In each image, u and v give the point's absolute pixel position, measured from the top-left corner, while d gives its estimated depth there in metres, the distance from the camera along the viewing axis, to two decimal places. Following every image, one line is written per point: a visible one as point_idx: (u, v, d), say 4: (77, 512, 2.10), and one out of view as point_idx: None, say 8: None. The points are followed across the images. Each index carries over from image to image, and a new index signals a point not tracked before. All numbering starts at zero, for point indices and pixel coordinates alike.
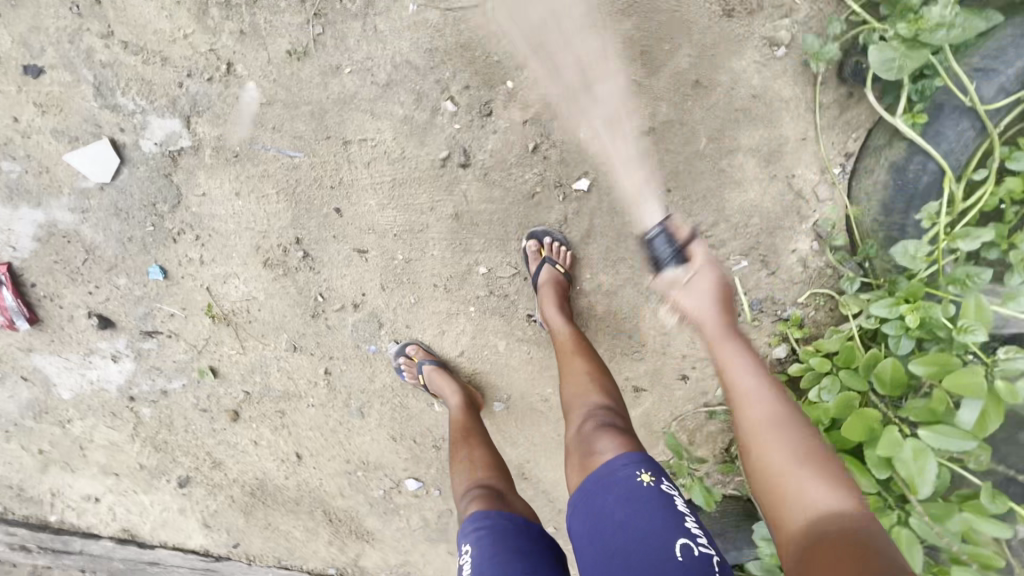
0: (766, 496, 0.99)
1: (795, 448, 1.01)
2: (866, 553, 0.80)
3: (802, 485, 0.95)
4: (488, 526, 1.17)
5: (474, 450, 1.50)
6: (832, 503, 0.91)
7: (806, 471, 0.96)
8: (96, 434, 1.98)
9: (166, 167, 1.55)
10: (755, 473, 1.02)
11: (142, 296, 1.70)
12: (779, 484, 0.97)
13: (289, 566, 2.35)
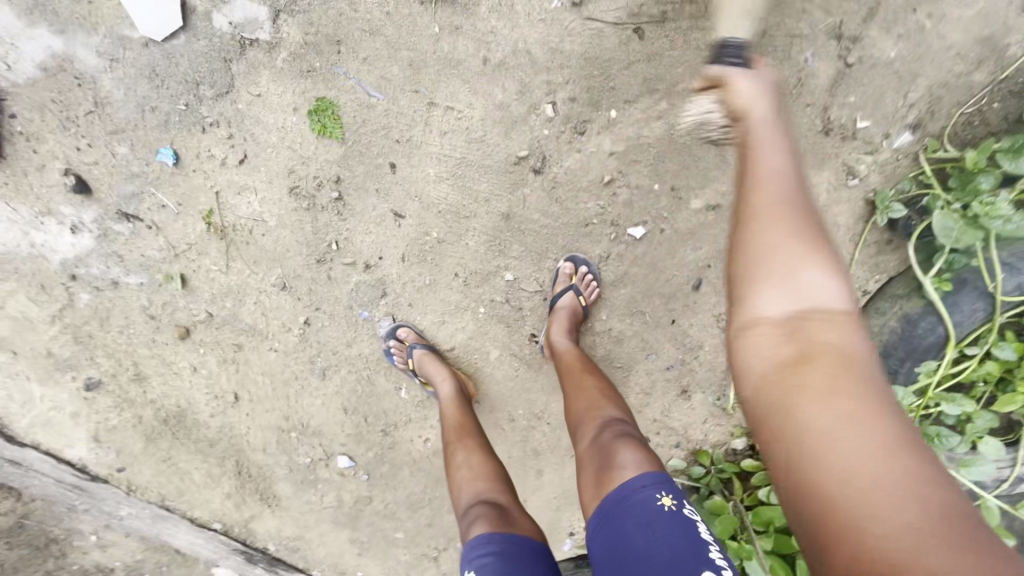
0: (752, 262, 0.84)
1: (794, 230, 0.84)
2: (842, 372, 0.70)
3: (790, 260, 0.81)
4: (492, 551, 1.13)
5: (471, 454, 1.46)
6: (821, 292, 0.79)
7: (802, 264, 0.81)
8: (8, 303, 1.68)
9: (228, 52, 1.40)
10: (749, 210, 0.88)
11: (138, 175, 1.49)
12: (773, 255, 0.82)
13: (173, 507, 2.13)
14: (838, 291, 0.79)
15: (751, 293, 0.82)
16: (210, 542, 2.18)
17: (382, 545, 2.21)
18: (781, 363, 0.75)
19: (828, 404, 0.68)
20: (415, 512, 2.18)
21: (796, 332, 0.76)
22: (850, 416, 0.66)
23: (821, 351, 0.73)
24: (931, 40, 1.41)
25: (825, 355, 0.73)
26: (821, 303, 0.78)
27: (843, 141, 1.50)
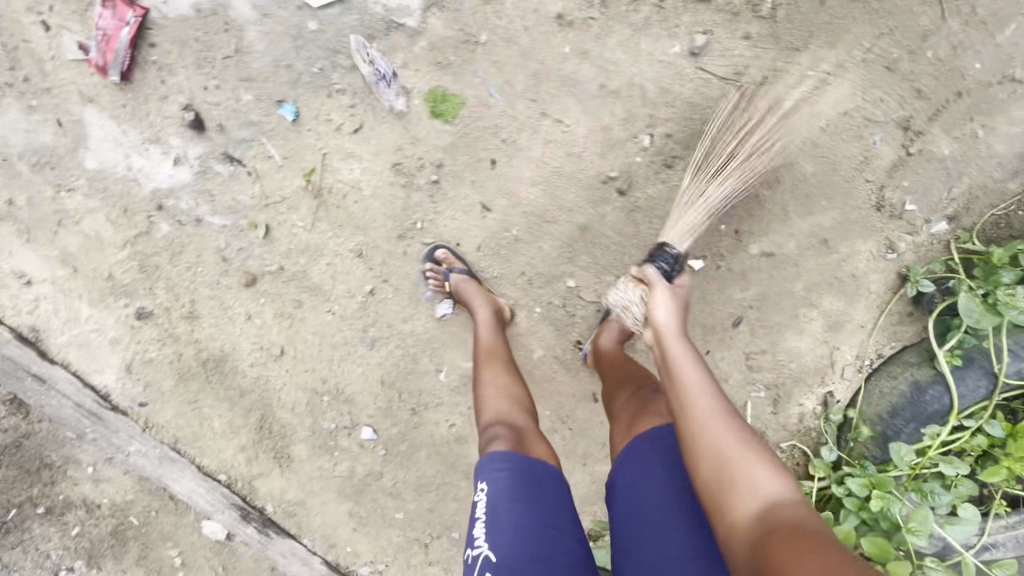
0: (713, 462, 0.98)
1: (729, 426, 1.01)
2: (808, 540, 0.82)
3: (744, 465, 0.96)
4: (510, 469, 1.23)
5: (501, 378, 1.50)
6: (771, 487, 0.93)
7: (756, 468, 0.95)
8: (84, 219, 1.70)
9: (374, 30, 1.52)
10: (685, 418, 1.04)
11: (255, 123, 1.57)
12: (725, 454, 0.98)
13: (184, 450, 2.13)
14: (777, 470, 0.96)
15: (720, 494, 0.95)
16: (206, 494, 2.18)
17: (380, 523, 2.24)
18: (761, 548, 0.86)
19: (801, 559, 0.79)
20: (420, 496, 2.22)
21: (762, 516, 0.90)
22: (821, 566, 0.77)
23: (784, 526, 0.86)
24: (983, 146, 1.61)
25: (788, 526, 0.86)
26: (769, 488, 0.93)
27: (890, 218, 1.70)
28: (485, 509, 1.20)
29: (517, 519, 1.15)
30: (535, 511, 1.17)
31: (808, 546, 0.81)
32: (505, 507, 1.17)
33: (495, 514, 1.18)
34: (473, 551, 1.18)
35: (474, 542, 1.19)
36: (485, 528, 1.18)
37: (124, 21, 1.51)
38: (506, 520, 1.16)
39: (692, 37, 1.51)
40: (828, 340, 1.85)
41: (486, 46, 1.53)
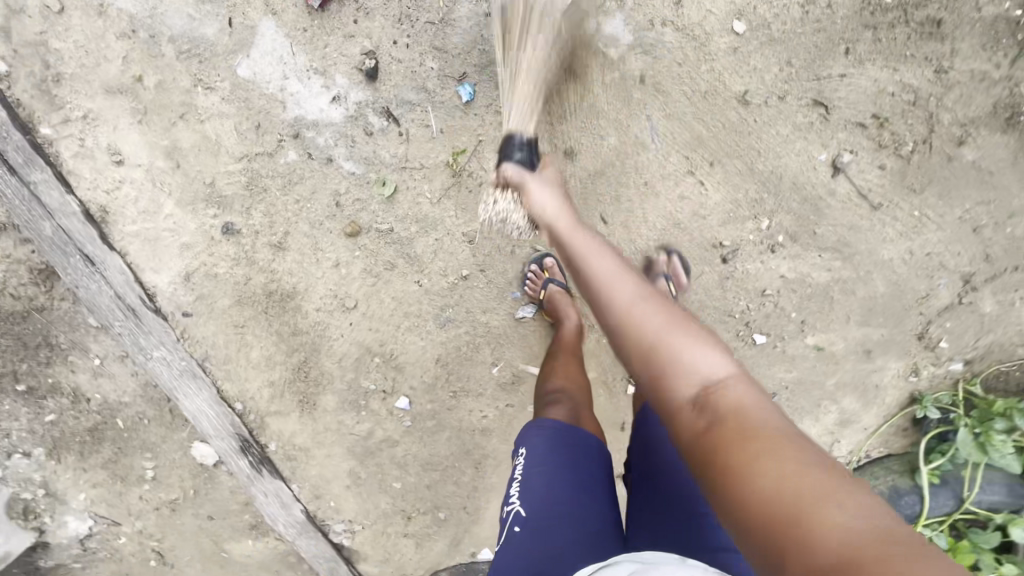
0: (642, 354, 0.91)
1: (653, 306, 0.95)
2: (753, 432, 0.74)
3: (679, 347, 0.88)
4: (549, 432, 1.26)
5: (570, 362, 1.60)
6: (708, 363, 0.86)
7: (680, 340, 0.89)
8: (210, 122, 1.66)
9: (578, 49, 1.54)
10: (609, 305, 0.98)
11: (427, 90, 1.60)
12: (654, 344, 0.90)
13: (209, 371, 2.06)
14: (714, 345, 0.89)
15: (652, 376, 0.89)
16: (215, 420, 2.10)
17: (376, 487, 2.36)
18: (693, 426, 0.81)
19: (751, 451, 0.72)
20: (422, 472, 2.32)
21: (696, 392, 0.84)
22: (784, 457, 0.70)
23: (728, 409, 0.79)
24: (1015, 314, 1.86)
25: (721, 407, 0.80)
26: (700, 361, 0.86)
27: (925, 348, 1.90)
28: (520, 471, 1.22)
29: (549, 478, 1.18)
30: (567, 473, 1.19)
31: (735, 429, 0.76)
32: (539, 469, 1.19)
33: (530, 476, 1.20)
34: (507, 509, 1.21)
35: (508, 501, 1.22)
36: (519, 488, 1.20)
37: None
38: (540, 480, 1.18)
39: (839, 152, 1.63)
40: (832, 434, 2.00)
41: (665, 93, 1.58)
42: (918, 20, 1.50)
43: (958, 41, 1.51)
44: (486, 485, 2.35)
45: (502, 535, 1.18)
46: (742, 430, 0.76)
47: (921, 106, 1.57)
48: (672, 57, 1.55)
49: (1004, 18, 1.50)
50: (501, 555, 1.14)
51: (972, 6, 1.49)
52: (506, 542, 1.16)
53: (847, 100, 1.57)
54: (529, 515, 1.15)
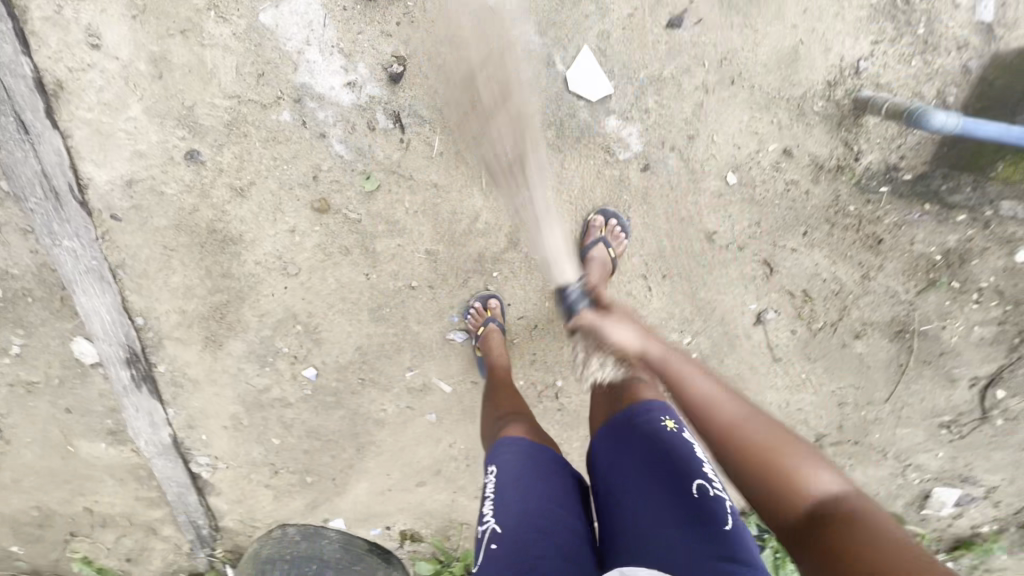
0: (755, 471, 1.02)
1: (759, 422, 1.09)
2: (858, 540, 0.84)
3: (796, 467, 1.00)
4: (521, 450, 1.33)
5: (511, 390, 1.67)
6: (822, 483, 0.96)
7: (796, 460, 1.01)
8: (211, 50, 1.56)
9: (593, 139, 1.60)
10: (728, 421, 1.10)
11: (439, 112, 1.60)
12: (781, 448, 1.03)
13: (120, 279, 1.98)
14: (827, 464, 1.00)
15: (755, 471, 1.02)
16: (109, 325, 2.06)
17: (253, 438, 2.39)
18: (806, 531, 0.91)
19: (865, 552, 0.81)
20: (304, 438, 2.37)
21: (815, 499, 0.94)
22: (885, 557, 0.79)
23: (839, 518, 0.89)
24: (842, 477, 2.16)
25: (829, 519, 0.90)
26: (818, 477, 0.97)
27: None
28: (493, 487, 1.27)
29: (523, 492, 1.22)
30: (539, 485, 1.25)
31: (858, 532, 0.85)
32: (514, 482, 1.25)
33: (502, 490, 1.25)
34: (482, 528, 1.22)
35: (482, 520, 1.24)
36: (494, 504, 1.24)
37: None
38: (513, 493, 1.23)
39: (767, 307, 1.85)
40: None
41: (650, 205, 1.70)
42: (867, 232, 1.70)
43: (887, 260, 1.75)
44: (361, 467, 2.45)
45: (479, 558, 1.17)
46: (863, 533, 0.85)
47: (840, 297, 1.82)
48: (666, 177, 1.64)
49: (927, 258, 1.74)
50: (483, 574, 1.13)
51: (909, 240, 1.71)
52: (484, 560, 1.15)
53: (790, 270, 1.78)
54: (505, 527, 1.18)
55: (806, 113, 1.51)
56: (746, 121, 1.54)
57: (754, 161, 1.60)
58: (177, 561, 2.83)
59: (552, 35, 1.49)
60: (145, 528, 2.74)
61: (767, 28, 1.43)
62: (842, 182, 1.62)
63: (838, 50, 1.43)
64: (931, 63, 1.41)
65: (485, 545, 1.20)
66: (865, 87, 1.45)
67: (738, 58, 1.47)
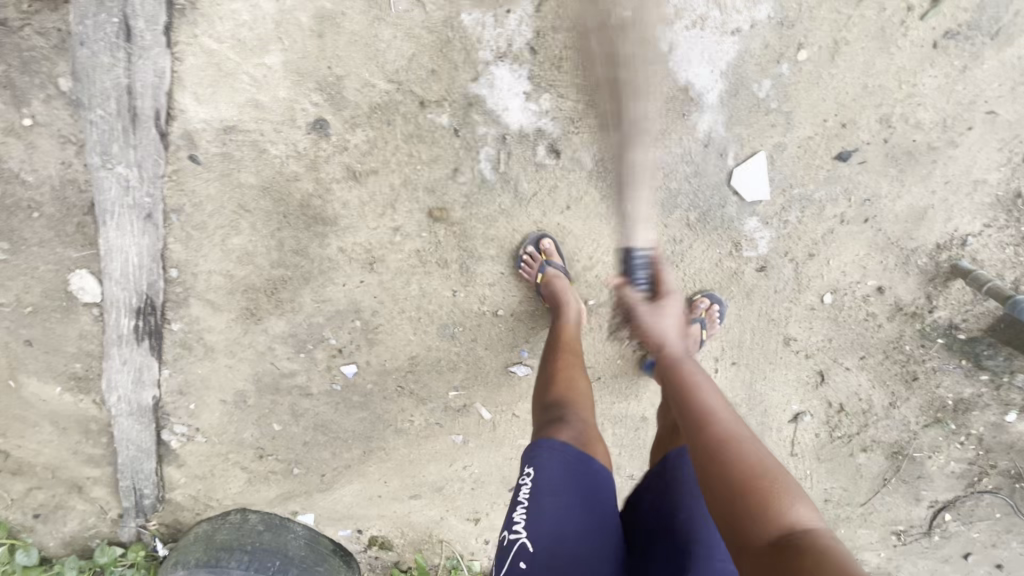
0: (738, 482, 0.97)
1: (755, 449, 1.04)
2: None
3: (791, 497, 0.94)
4: (564, 464, 1.21)
5: (574, 370, 1.47)
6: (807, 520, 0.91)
7: (791, 493, 0.95)
8: (390, 29, 1.47)
9: (730, 231, 1.66)
10: (721, 447, 1.04)
11: (599, 165, 1.58)
12: (762, 478, 0.97)
13: (169, 224, 1.70)
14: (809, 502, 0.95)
15: (740, 485, 0.97)
16: (132, 268, 1.77)
17: (251, 419, 2.12)
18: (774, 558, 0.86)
19: None
20: (309, 430, 2.15)
21: (786, 532, 0.89)
22: None
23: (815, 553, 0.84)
24: None
25: (805, 552, 0.84)
26: (795, 511, 0.92)
27: None
28: (529, 496, 1.19)
29: (561, 518, 1.16)
30: (579, 510, 1.18)
31: (812, 569, 0.81)
32: (552, 501, 1.17)
33: (539, 504, 1.17)
34: (510, 536, 1.18)
35: (512, 527, 1.19)
36: (526, 515, 1.18)
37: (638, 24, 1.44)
38: (551, 513, 1.16)
39: (809, 412, 2.00)
40: None
41: (750, 300, 1.77)
42: (912, 371, 1.91)
43: (916, 396, 1.97)
44: (360, 469, 2.25)
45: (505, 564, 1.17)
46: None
47: (870, 417, 2.02)
48: (776, 282, 1.74)
49: (941, 399, 1.96)
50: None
51: (937, 383, 1.93)
52: (508, 573, 1.16)
53: (839, 386, 1.95)
54: (535, 548, 1.14)
55: (910, 263, 1.69)
56: (861, 255, 1.69)
57: (853, 289, 1.75)
58: (95, 527, 2.23)
59: (733, 129, 1.54)
60: (66, 484, 2.16)
61: (912, 185, 1.58)
62: (910, 325, 1.81)
63: (956, 222, 1.62)
64: (1020, 255, 1.63)
65: (511, 556, 1.17)
66: (965, 257, 1.65)
67: (879, 203, 1.61)
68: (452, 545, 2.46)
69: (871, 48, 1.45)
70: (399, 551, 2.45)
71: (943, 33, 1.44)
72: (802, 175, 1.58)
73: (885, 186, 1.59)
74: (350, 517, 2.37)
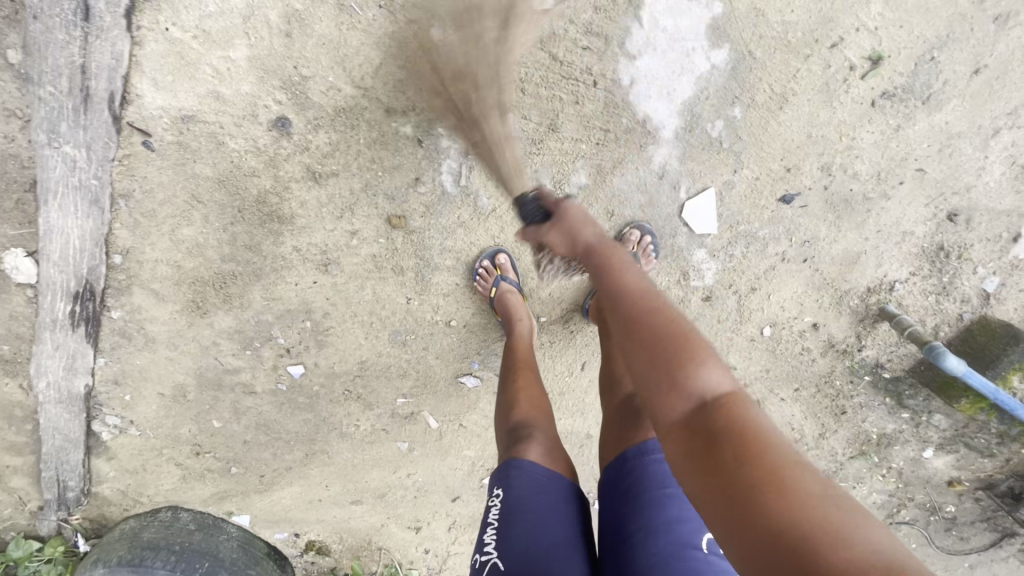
0: (651, 357, 0.89)
1: (663, 315, 0.94)
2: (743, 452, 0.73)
3: (701, 360, 0.85)
4: (530, 481, 1.25)
5: (533, 387, 1.51)
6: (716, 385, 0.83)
7: (699, 351, 0.87)
8: (359, 35, 1.47)
9: (678, 260, 1.73)
10: (633, 322, 0.96)
11: (558, 186, 1.63)
12: (673, 353, 0.86)
13: (116, 210, 1.66)
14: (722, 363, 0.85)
15: (651, 359, 0.89)
16: (73, 251, 1.70)
17: (189, 414, 2.06)
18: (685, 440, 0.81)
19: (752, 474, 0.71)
20: (250, 429, 2.10)
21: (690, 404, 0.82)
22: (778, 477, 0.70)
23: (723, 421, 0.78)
24: None
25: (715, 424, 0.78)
26: (704, 376, 0.83)
27: None
28: (498, 516, 1.22)
29: (529, 532, 1.17)
30: (546, 524, 1.19)
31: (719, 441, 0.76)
32: (519, 516, 1.19)
33: (509, 520, 1.20)
34: (482, 558, 1.19)
35: (484, 549, 1.21)
36: (496, 535, 1.20)
37: (603, 58, 1.50)
38: (518, 529, 1.18)
39: None
40: None
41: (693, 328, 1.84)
42: (842, 405, 2.01)
43: (848, 430, 2.07)
44: (301, 472, 2.21)
45: None
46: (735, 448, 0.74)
47: (803, 447, 2.11)
48: (720, 311, 1.81)
49: (867, 434, 2.07)
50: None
51: (863, 418, 2.04)
52: None
53: (774, 416, 2.04)
54: (505, 564, 1.14)
55: (843, 303, 1.79)
56: (798, 293, 1.78)
57: (791, 324, 1.84)
58: (12, 519, 2.13)
59: (687, 164, 1.60)
60: None
61: (847, 231, 1.68)
62: (841, 362, 1.91)
63: (885, 268, 1.73)
64: (940, 304, 1.75)
65: None
66: (892, 302, 1.77)
67: (816, 245, 1.70)
68: (392, 553, 2.44)
69: (816, 100, 1.54)
70: (336, 557, 2.41)
71: (880, 93, 1.53)
72: (748, 212, 1.66)
73: (823, 230, 1.68)
74: (287, 521, 2.32)
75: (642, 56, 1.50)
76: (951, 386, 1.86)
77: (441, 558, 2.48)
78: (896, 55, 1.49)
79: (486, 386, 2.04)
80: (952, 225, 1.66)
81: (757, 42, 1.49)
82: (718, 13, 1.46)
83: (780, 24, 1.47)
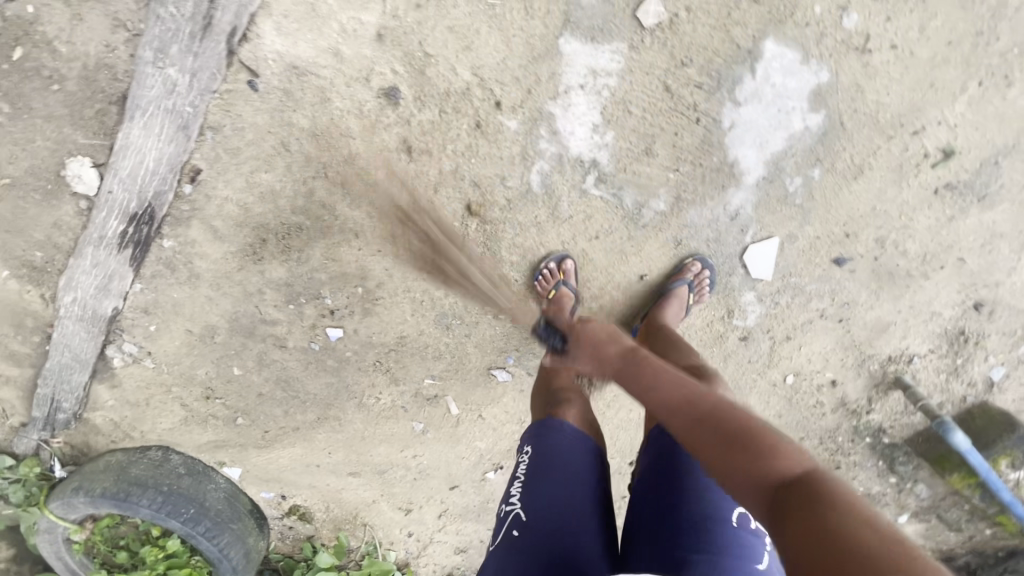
0: (729, 440, 1.00)
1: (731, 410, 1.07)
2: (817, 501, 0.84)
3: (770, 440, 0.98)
4: (559, 439, 1.33)
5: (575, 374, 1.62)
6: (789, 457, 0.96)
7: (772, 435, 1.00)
8: (489, 27, 1.53)
9: (728, 297, 1.83)
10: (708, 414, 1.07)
11: (637, 208, 1.71)
12: (753, 436, 0.99)
13: (201, 140, 1.65)
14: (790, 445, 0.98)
15: (729, 441, 1.00)
16: (144, 171, 1.67)
17: (212, 356, 2.03)
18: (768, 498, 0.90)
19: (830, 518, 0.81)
20: (270, 382, 2.08)
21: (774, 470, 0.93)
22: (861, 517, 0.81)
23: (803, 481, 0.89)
24: None
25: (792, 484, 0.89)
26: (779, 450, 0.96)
27: None
28: (525, 472, 1.28)
29: (557, 485, 1.23)
30: (574, 482, 1.25)
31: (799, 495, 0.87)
32: (547, 469, 1.26)
33: (535, 471, 1.26)
34: (507, 508, 1.26)
35: (510, 500, 1.27)
36: (522, 488, 1.26)
37: (710, 99, 1.59)
38: (545, 482, 1.24)
39: None
40: None
41: (725, 364, 1.93)
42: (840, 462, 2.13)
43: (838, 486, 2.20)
44: (308, 434, 2.20)
45: (502, 536, 1.22)
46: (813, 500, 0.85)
47: None
48: (752, 352, 1.91)
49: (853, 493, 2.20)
50: (501, 551, 1.18)
51: (854, 476, 2.17)
52: (503, 541, 1.20)
53: None
54: (529, 512, 1.20)
55: (864, 366, 1.93)
56: (826, 349, 1.91)
57: (814, 376, 1.96)
58: None
59: (759, 211, 1.71)
60: None
61: (884, 301, 1.82)
62: (848, 420, 2.04)
63: (909, 342, 1.87)
64: (950, 383, 1.90)
65: (506, 525, 1.22)
66: (908, 373, 1.91)
67: (854, 309, 1.83)
68: (375, 531, 2.44)
69: (888, 178, 1.67)
70: (319, 525, 2.40)
71: (944, 184, 1.67)
72: (802, 266, 1.78)
73: (863, 296, 1.81)
74: (280, 482, 2.30)
75: (747, 105, 1.60)
76: (942, 459, 2.01)
77: (422, 544, 2.50)
78: (966, 152, 1.63)
79: (514, 382, 2.09)
80: (976, 314, 1.82)
81: (851, 114, 1.61)
82: (823, 81, 1.58)
83: (874, 102, 1.60)
